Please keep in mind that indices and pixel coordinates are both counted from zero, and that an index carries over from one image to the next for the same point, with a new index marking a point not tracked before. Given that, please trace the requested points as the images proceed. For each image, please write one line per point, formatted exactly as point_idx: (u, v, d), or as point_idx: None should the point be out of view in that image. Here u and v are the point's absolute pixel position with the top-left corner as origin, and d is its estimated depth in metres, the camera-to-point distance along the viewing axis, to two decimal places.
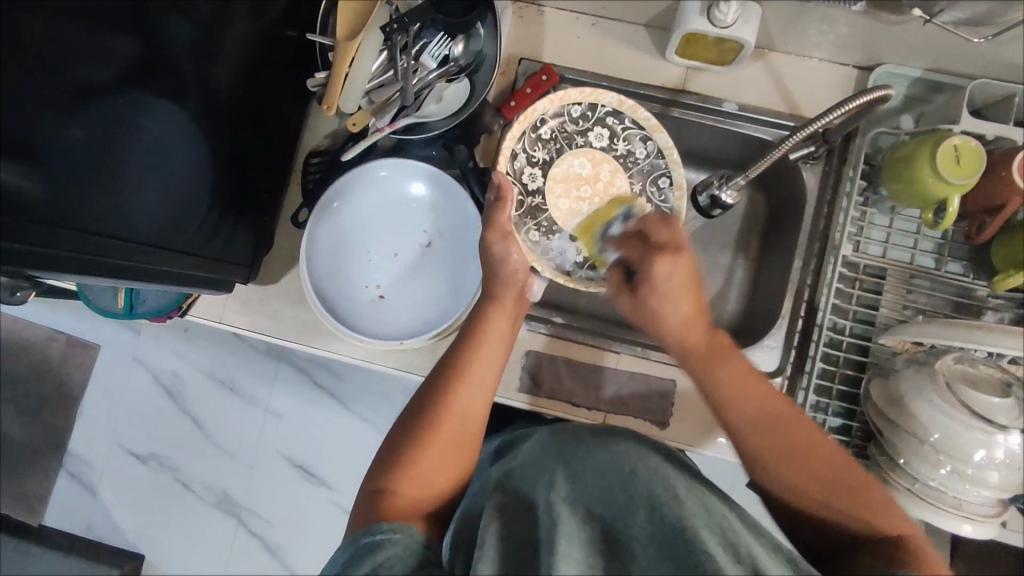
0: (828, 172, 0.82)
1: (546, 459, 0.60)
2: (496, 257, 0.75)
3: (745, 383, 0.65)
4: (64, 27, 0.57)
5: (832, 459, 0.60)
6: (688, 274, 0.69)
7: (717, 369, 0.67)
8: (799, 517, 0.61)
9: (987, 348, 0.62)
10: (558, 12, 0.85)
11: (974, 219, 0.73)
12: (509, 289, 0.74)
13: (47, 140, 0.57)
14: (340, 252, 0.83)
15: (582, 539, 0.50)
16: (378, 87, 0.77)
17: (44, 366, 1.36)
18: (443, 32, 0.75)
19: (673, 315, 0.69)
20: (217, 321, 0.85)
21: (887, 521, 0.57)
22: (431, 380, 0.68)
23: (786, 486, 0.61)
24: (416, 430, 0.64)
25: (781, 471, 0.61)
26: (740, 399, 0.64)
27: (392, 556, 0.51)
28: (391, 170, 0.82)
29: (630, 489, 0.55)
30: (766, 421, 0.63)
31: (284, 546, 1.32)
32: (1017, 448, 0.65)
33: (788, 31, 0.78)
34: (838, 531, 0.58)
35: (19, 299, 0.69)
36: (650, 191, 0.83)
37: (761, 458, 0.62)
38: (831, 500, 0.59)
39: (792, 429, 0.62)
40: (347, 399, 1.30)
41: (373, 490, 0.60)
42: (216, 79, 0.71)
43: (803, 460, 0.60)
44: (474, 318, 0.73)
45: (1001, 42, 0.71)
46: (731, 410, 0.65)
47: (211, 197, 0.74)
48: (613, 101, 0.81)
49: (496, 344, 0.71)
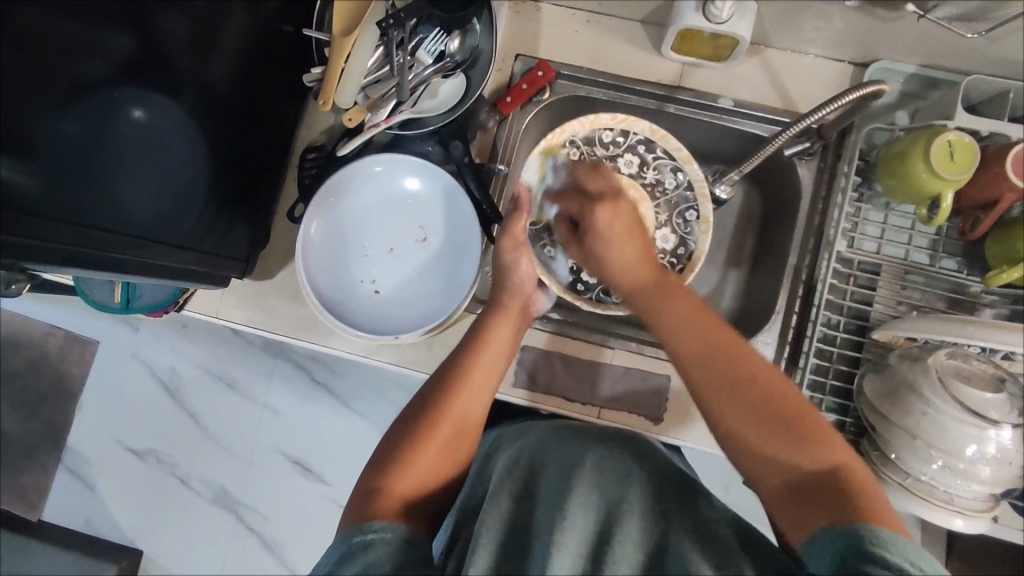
0: (823, 168, 0.82)
1: (553, 451, 0.60)
2: (506, 262, 0.77)
3: (692, 316, 0.64)
4: (64, 25, 0.58)
5: (776, 392, 0.59)
6: (630, 220, 0.70)
7: (662, 306, 0.66)
8: (742, 454, 0.58)
9: (981, 343, 0.63)
10: (555, 8, 0.86)
11: (969, 215, 0.74)
12: (515, 298, 0.75)
13: (45, 133, 0.58)
14: (336, 247, 0.83)
15: (583, 534, 0.51)
16: (375, 81, 0.77)
17: (42, 363, 1.36)
18: (439, 28, 0.76)
19: (621, 261, 0.70)
20: (214, 316, 0.85)
21: (830, 456, 0.55)
22: (433, 380, 0.69)
23: (731, 421, 0.59)
24: (416, 429, 0.63)
25: (726, 404, 0.59)
26: (684, 334, 0.64)
27: (381, 555, 0.51)
28: (386, 165, 0.82)
29: (627, 490, 0.56)
30: (713, 353, 0.61)
31: (281, 541, 1.32)
32: (1009, 443, 0.66)
33: (783, 27, 0.78)
34: (779, 468, 0.56)
35: (14, 292, 0.67)
36: (674, 222, 0.85)
37: (707, 391, 0.61)
38: (775, 435, 0.57)
39: (739, 361, 0.61)
40: (344, 395, 1.30)
41: (370, 487, 0.59)
42: (212, 74, 0.71)
43: (747, 394, 0.59)
44: (479, 322, 0.74)
45: (996, 37, 0.71)
46: (679, 344, 0.64)
47: (208, 191, 0.73)
48: (646, 130, 0.82)
49: (498, 349, 0.71)
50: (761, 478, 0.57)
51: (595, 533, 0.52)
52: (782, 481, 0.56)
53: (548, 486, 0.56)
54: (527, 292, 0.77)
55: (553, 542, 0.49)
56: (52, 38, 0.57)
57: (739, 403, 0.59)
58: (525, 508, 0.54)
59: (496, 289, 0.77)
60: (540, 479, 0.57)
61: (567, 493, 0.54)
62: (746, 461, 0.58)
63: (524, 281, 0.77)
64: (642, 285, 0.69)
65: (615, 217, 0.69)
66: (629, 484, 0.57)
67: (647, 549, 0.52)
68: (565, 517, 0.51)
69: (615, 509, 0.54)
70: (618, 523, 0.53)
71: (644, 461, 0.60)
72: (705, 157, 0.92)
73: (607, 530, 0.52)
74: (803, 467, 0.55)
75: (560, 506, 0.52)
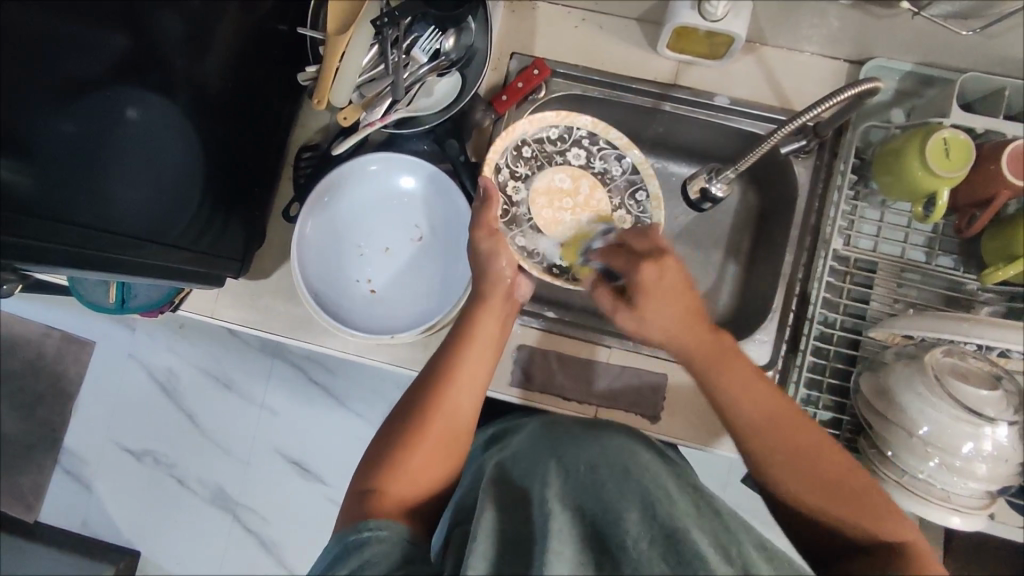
0: (819, 166, 0.82)
1: (534, 455, 0.60)
2: (484, 253, 0.74)
3: (758, 395, 0.62)
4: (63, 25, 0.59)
5: (839, 462, 0.60)
6: (679, 281, 0.66)
7: (719, 374, 0.63)
8: (797, 519, 0.61)
9: (975, 340, 0.63)
10: (550, 7, 0.86)
11: (965, 212, 0.74)
12: (496, 292, 0.73)
13: (41, 134, 0.58)
14: (331, 246, 0.83)
15: (573, 529, 0.50)
16: (369, 80, 0.77)
17: (39, 363, 1.36)
18: (434, 26, 0.76)
19: (676, 327, 0.65)
20: (210, 316, 0.85)
21: (885, 522, 0.57)
22: (421, 379, 0.68)
23: (791, 494, 0.60)
24: (405, 430, 0.63)
25: (786, 480, 0.60)
26: (743, 410, 0.61)
27: (378, 552, 0.51)
28: (382, 164, 0.82)
29: (621, 485, 0.54)
30: (779, 431, 0.60)
31: (278, 541, 1.32)
32: (1005, 440, 0.66)
33: (779, 25, 0.78)
34: (839, 530, 0.58)
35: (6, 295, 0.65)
36: (627, 204, 0.85)
37: (769, 468, 0.60)
38: (833, 508, 0.58)
39: (800, 435, 0.60)
40: (341, 395, 1.30)
41: (361, 489, 0.60)
42: (206, 73, 0.71)
43: (812, 467, 0.59)
44: (462, 318, 0.72)
45: (990, 35, 0.71)
46: (742, 421, 0.62)
47: (202, 190, 0.73)
48: (587, 124, 0.83)
49: (484, 346, 0.70)
50: (815, 540, 0.60)
51: (592, 528, 0.51)
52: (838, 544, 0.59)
53: (535, 485, 0.55)
54: (508, 281, 0.74)
55: (545, 545, 0.48)
56: (40, 36, 0.57)
57: (801, 477, 0.59)
58: (517, 511, 0.54)
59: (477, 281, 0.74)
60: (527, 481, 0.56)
61: (558, 495, 0.53)
62: (800, 524, 0.60)
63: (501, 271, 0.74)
64: (701, 354, 0.64)
65: (665, 271, 0.66)
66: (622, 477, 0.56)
67: (653, 537, 0.50)
68: (551, 512, 0.50)
69: (608, 505, 0.52)
70: (611, 521, 0.51)
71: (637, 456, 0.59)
72: (701, 156, 0.92)
73: (604, 522, 0.51)
74: (859, 534, 0.58)
75: (545, 504, 0.52)
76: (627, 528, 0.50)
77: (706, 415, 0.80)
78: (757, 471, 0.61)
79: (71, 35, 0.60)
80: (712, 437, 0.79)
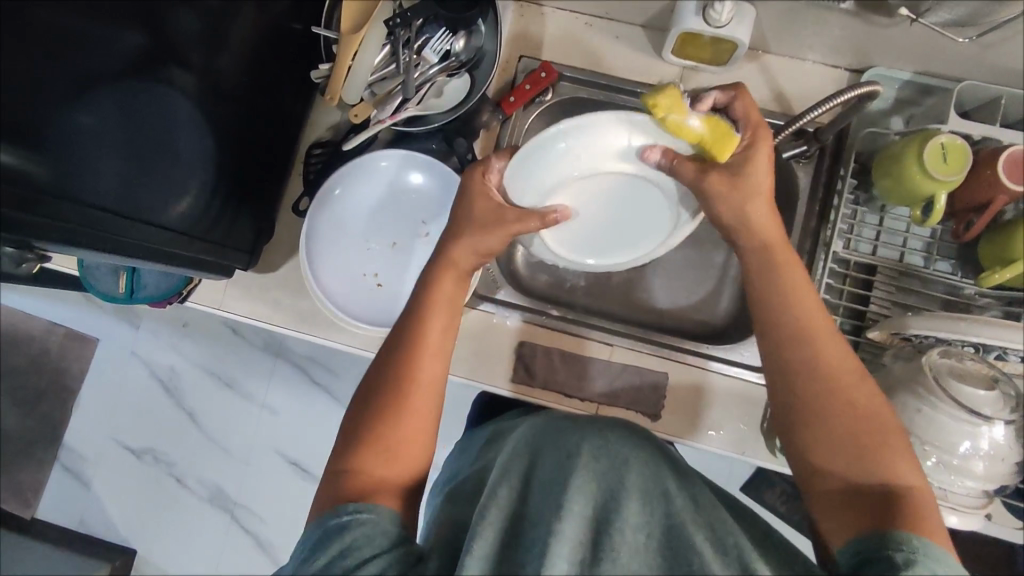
0: (820, 171, 0.84)
1: (547, 443, 0.58)
2: (461, 216, 0.71)
3: (809, 307, 0.59)
4: (78, 23, 0.58)
5: (865, 399, 0.55)
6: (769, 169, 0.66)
7: (779, 277, 0.61)
8: (809, 449, 0.55)
9: (975, 338, 0.64)
10: (558, 12, 0.88)
11: (962, 217, 0.75)
12: (464, 251, 0.69)
13: (57, 126, 0.58)
14: (339, 239, 0.84)
15: (584, 518, 0.49)
16: (380, 79, 0.79)
17: (43, 360, 1.38)
18: (445, 28, 0.77)
19: (763, 214, 0.65)
20: (218, 308, 0.86)
21: (897, 466, 0.52)
22: (391, 346, 0.65)
23: (814, 417, 0.55)
24: (382, 404, 0.60)
25: (808, 397, 0.56)
26: (797, 314, 0.59)
27: (358, 537, 0.50)
28: (392, 160, 0.84)
29: (621, 474, 0.53)
30: (822, 345, 0.57)
31: (276, 542, 1.31)
32: (1001, 438, 0.68)
33: (781, 33, 0.80)
34: (846, 474, 0.52)
35: (26, 270, 0.70)
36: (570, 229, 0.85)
37: (797, 381, 0.57)
38: (843, 438, 0.53)
39: (836, 362, 0.56)
40: (344, 398, 1.30)
41: (340, 467, 0.58)
42: (220, 68, 0.72)
43: (838, 392, 0.55)
44: (426, 284, 0.69)
45: (986, 44, 0.72)
46: (785, 327, 0.59)
47: (217, 181, 0.75)
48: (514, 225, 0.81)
49: (447, 313, 0.67)
50: (824, 482, 0.53)
51: (597, 518, 0.50)
52: (841, 484, 0.52)
53: (546, 473, 0.54)
54: (481, 244, 0.69)
55: (553, 533, 0.47)
56: (63, 36, 0.57)
57: (827, 406, 0.55)
58: (523, 498, 0.53)
59: (443, 245, 0.71)
60: (539, 471, 0.55)
61: (565, 478, 0.52)
62: (817, 461, 0.54)
63: (467, 235, 0.69)
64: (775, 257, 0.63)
65: (749, 106, 0.67)
66: (624, 465, 0.54)
67: (648, 534, 0.50)
68: (563, 503, 0.49)
69: (614, 495, 0.51)
70: (614, 508, 0.50)
71: (637, 450, 0.57)
72: None
73: (609, 509, 0.50)
74: (866, 474, 0.52)
75: (557, 495, 0.50)
76: (625, 519, 0.49)
77: (706, 414, 0.81)
78: (783, 385, 0.57)
79: (95, 35, 0.60)
80: (712, 436, 0.80)
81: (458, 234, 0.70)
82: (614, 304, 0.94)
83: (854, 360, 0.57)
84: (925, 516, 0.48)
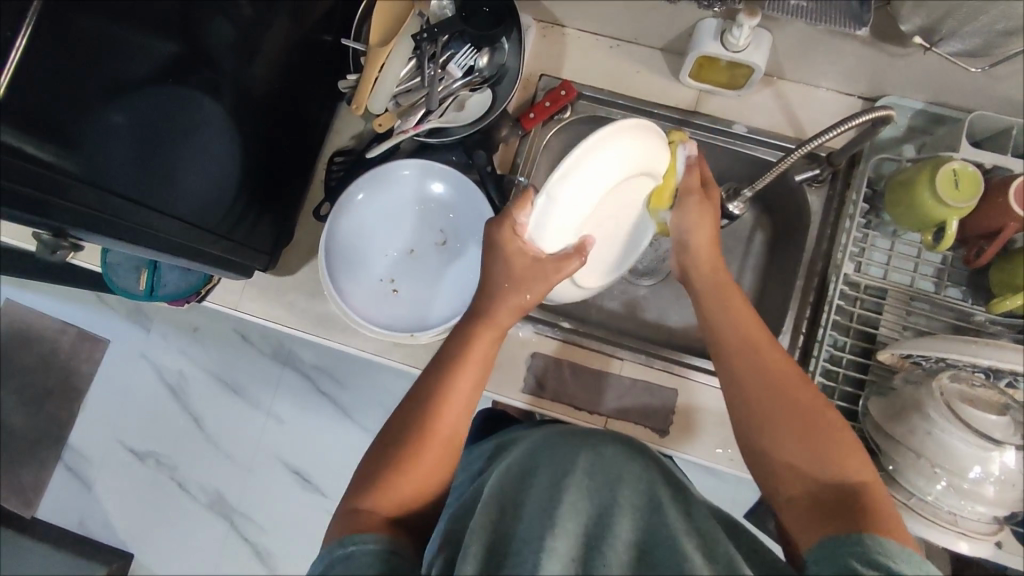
0: (833, 195, 0.85)
1: (547, 456, 0.57)
2: (502, 265, 0.69)
3: (747, 324, 0.65)
4: (115, 30, 0.58)
5: (814, 404, 0.59)
6: (710, 214, 0.72)
7: (722, 307, 0.68)
8: (761, 451, 0.59)
9: (987, 362, 0.62)
10: (580, 33, 0.90)
11: (974, 244, 0.76)
12: (507, 311, 0.68)
13: (91, 126, 0.58)
14: (358, 245, 0.86)
15: (575, 537, 0.48)
16: (405, 91, 0.80)
17: (54, 358, 1.40)
18: (470, 44, 0.79)
19: (701, 222, 0.72)
20: (234, 309, 0.87)
21: (852, 467, 0.55)
22: (416, 394, 0.64)
23: (759, 427, 0.60)
24: (400, 451, 0.60)
25: (752, 403, 0.61)
26: (734, 333, 0.65)
27: (360, 565, 0.48)
28: (413, 170, 0.85)
29: (616, 492, 0.52)
30: (753, 357, 0.63)
31: (273, 551, 1.30)
32: (1012, 464, 0.68)
33: (796, 60, 0.82)
34: (802, 476, 0.56)
35: (58, 258, 0.73)
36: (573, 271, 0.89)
37: (738, 387, 0.62)
38: (796, 440, 0.58)
39: (772, 366, 0.62)
40: (349, 408, 1.30)
41: (354, 505, 0.57)
42: (251, 76, 0.74)
43: (781, 398, 0.60)
44: (463, 330, 0.69)
45: (997, 76, 0.74)
46: (727, 340, 0.65)
47: (238, 185, 0.77)
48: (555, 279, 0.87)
49: (473, 368, 0.65)
50: (781, 487, 0.57)
51: (589, 537, 0.48)
52: (801, 488, 0.56)
53: (538, 490, 0.52)
54: (522, 302, 0.68)
55: (543, 550, 0.46)
56: (97, 44, 0.57)
57: (776, 411, 0.59)
58: (514, 512, 0.51)
59: (484, 296, 0.70)
60: (531, 487, 0.53)
61: (559, 487, 0.51)
62: (771, 469, 0.59)
63: (509, 292, 0.68)
64: (714, 276, 0.71)
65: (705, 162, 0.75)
66: (623, 476, 0.54)
67: (646, 545, 0.49)
68: (556, 518, 0.48)
69: (607, 512, 0.50)
70: (608, 527, 0.49)
71: (637, 467, 0.56)
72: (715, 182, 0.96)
73: (605, 526, 0.49)
74: (823, 474, 0.56)
75: (554, 507, 0.50)
76: (618, 536, 0.48)
77: (716, 432, 0.81)
78: (728, 398, 0.63)
79: (123, 39, 0.59)
80: (720, 454, 0.80)
81: (500, 289, 0.68)
82: (624, 319, 0.95)
83: (804, 381, 0.61)
84: (888, 522, 0.51)
